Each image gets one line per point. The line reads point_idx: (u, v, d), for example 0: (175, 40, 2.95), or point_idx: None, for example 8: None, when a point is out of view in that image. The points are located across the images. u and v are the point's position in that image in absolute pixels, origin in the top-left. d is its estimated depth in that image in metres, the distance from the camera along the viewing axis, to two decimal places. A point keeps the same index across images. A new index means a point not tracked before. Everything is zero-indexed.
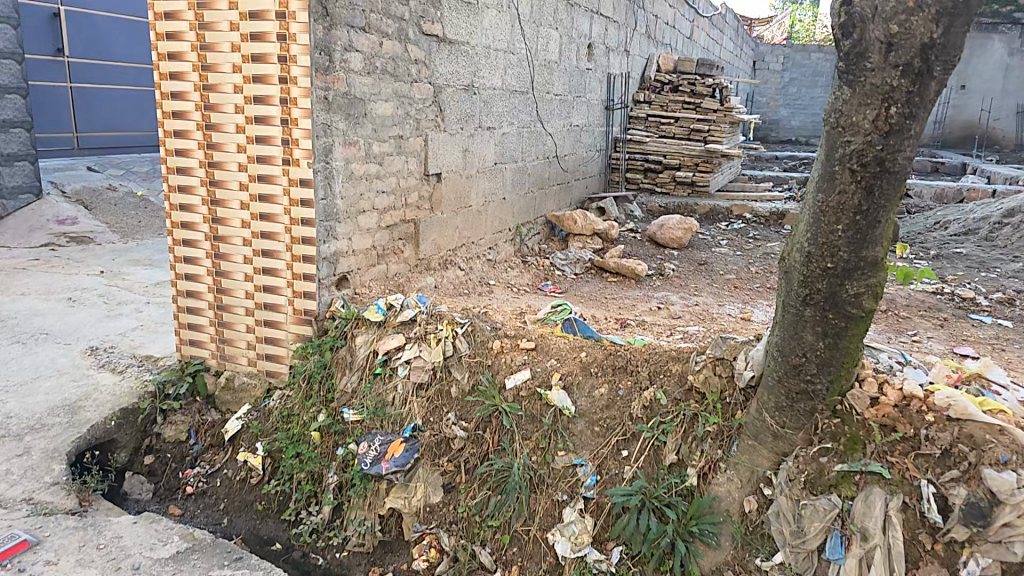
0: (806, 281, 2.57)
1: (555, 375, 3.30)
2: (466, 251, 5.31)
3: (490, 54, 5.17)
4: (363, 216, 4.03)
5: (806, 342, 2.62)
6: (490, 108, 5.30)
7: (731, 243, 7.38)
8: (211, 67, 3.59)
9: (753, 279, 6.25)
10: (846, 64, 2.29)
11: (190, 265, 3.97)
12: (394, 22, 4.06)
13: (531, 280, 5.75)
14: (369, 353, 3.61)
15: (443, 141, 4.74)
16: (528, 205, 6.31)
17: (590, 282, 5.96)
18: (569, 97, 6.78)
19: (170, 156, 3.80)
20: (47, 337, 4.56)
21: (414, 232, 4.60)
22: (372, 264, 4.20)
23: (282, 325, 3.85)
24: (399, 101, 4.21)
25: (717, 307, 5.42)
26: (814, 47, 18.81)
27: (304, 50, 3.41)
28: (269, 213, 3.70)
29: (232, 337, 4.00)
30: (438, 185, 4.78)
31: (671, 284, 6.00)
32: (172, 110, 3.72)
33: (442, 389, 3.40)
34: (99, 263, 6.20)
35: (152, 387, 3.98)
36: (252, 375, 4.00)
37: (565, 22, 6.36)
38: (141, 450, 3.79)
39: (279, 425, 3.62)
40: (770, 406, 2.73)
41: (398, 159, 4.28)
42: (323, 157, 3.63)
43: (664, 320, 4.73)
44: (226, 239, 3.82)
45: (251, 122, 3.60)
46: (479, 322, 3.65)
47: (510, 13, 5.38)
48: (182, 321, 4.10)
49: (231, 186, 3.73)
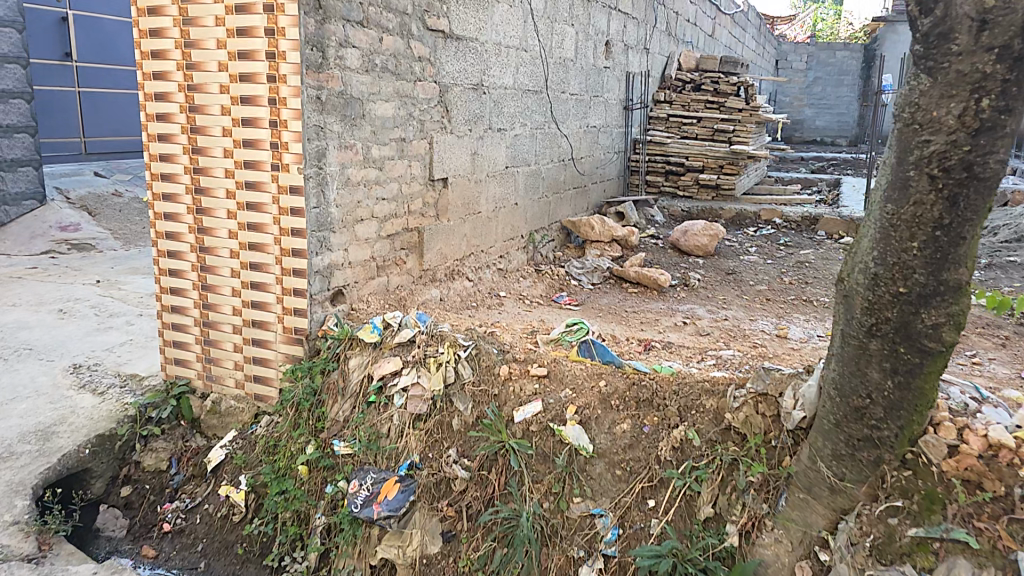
0: (871, 308, 2.18)
1: (569, 408, 2.93)
2: (475, 260, 4.93)
3: (501, 52, 4.79)
4: (361, 224, 3.67)
5: (872, 380, 2.24)
6: (501, 108, 4.91)
7: (761, 250, 6.91)
8: (195, 66, 3.22)
9: (786, 291, 5.81)
10: (924, 48, 1.88)
11: (174, 278, 3.56)
12: (395, 17, 3.70)
13: (545, 291, 5.35)
14: (363, 378, 3.22)
15: (451, 144, 4.37)
16: (542, 211, 5.92)
17: (610, 293, 5.55)
18: (586, 97, 6.38)
19: (153, 161, 3.42)
20: (30, 353, 4.00)
21: (418, 241, 4.24)
22: (371, 277, 3.84)
23: (271, 345, 3.45)
24: (400, 101, 3.85)
25: (748, 322, 5.01)
26: (841, 45, 18.16)
27: (294, 45, 3.05)
28: (257, 223, 3.32)
29: (219, 357, 3.58)
30: (445, 190, 4.41)
31: (696, 296, 5.58)
32: (157, 112, 3.34)
33: (442, 421, 3.02)
34: (97, 272, 5.64)
35: (133, 410, 3.51)
36: (240, 399, 3.57)
37: (582, 18, 5.98)
38: (118, 479, 3.35)
39: (264, 458, 3.24)
40: (826, 454, 2.37)
41: (400, 164, 3.93)
42: (316, 162, 3.26)
43: (690, 340, 4.30)
44: (212, 250, 3.43)
45: (237, 124, 3.22)
46: (486, 344, 3.28)
47: (522, 8, 4.99)
48: (165, 340, 3.68)
49: (217, 194, 3.34)
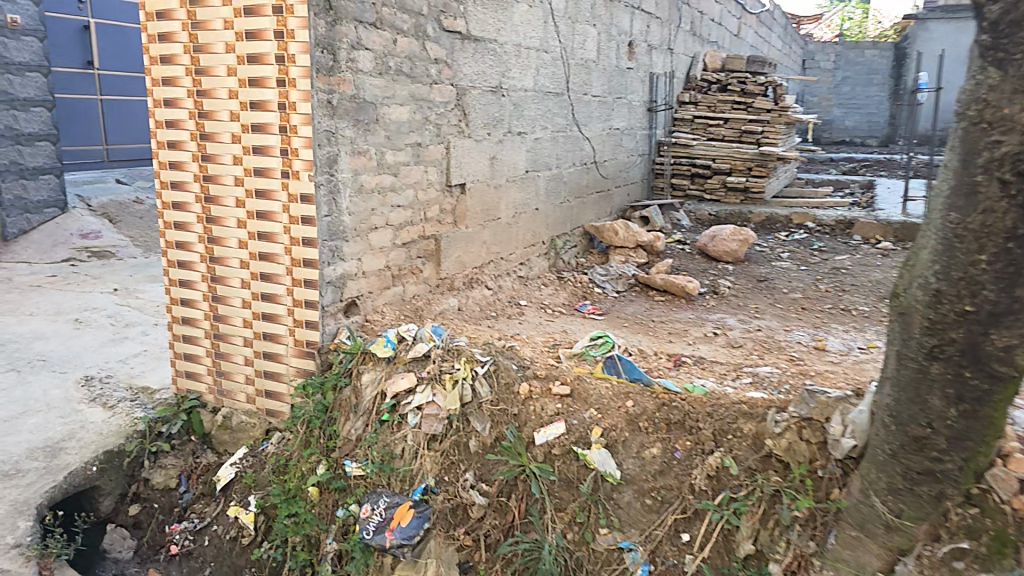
0: (933, 328, 1.95)
1: (594, 430, 2.75)
2: (495, 268, 4.77)
3: (520, 53, 4.62)
4: (375, 233, 3.53)
5: (933, 408, 2.01)
6: (521, 111, 4.74)
7: (794, 256, 6.64)
8: (204, 71, 3.10)
9: (823, 300, 5.59)
10: (991, 37, 1.65)
11: (185, 289, 3.45)
12: (410, 18, 3.56)
13: (568, 300, 5.16)
14: (376, 395, 3.06)
15: (469, 148, 4.21)
16: (564, 216, 5.73)
17: (636, 301, 5.34)
18: (609, 99, 6.18)
19: (163, 169, 3.31)
20: (44, 364, 3.93)
21: (435, 249, 4.08)
22: (386, 287, 3.69)
23: (282, 359, 3.32)
24: (416, 104, 3.70)
25: (783, 333, 4.84)
26: (870, 43, 17.64)
27: (303, 47, 2.92)
28: (268, 232, 3.19)
29: (230, 370, 3.46)
30: (463, 197, 4.26)
31: (727, 304, 5.36)
32: (166, 119, 3.23)
33: (459, 442, 2.85)
34: (116, 280, 5.60)
35: (143, 425, 3.40)
36: (251, 414, 3.45)
37: (604, 18, 5.79)
38: (127, 497, 3.25)
39: (274, 478, 3.09)
40: (880, 487, 2.16)
41: (416, 170, 3.78)
42: (328, 168, 3.12)
43: (721, 354, 4.07)
44: (223, 260, 3.31)
45: (247, 131, 3.09)
46: (505, 359, 3.10)
47: (543, 8, 4.82)
48: (176, 352, 3.57)
49: (227, 202, 3.22)
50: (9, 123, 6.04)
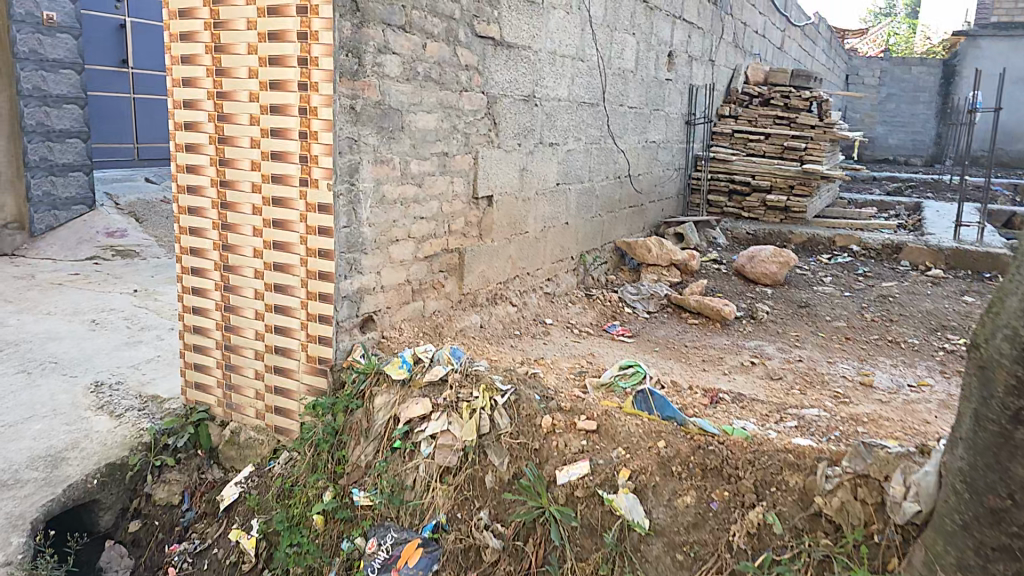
0: (1019, 386, 1.66)
1: (622, 472, 2.52)
2: (520, 283, 4.56)
3: (556, 61, 4.43)
4: (396, 245, 3.36)
5: (1016, 478, 1.71)
6: (554, 121, 4.54)
7: (837, 281, 6.30)
8: (225, 72, 2.97)
9: (869, 330, 5.25)
10: None
11: (198, 297, 3.32)
12: (441, 22, 3.40)
13: (596, 319, 4.92)
14: (388, 420, 2.87)
15: (498, 159, 4.03)
16: (595, 231, 5.50)
17: (667, 323, 5.08)
18: (647, 111, 5.94)
19: (180, 173, 3.18)
20: (55, 367, 3.86)
21: (458, 263, 3.89)
22: (405, 302, 3.50)
23: (294, 375, 3.16)
24: (444, 112, 3.52)
25: (825, 365, 4.54)
26: (917, 60, 17.02)
27: (327, 50, 2.76)
28: (283, 242, 3.04)
29: (240, 384, 3.32)
30: (490, 210, 4.07)
31: (765, 331, 5.06)
32: (185, 121, 3.10)
33: (474, 476, 2.64)
34: (136, 280, 5.57)
35: (148, 437, 3.28)
36: (260, 430, 3.30)
37: (645, 27, 5.56)
38: (128, 512, 3.14)
39: (279, 502, 2.93)
40: (950, 563, 1.89)
41: (441, 180, 3.60)
42: (348, 177, 2.97)
43: (759, 390, 3.79)
44: (237, 269, 3.17)
45: (266, 135, 2.95)
46: (527, 389, 2.88)
47: (581, 15, 4.62)
48: (186, 361, 3.45)
49: (243, 209, 3.08)
50: (40, 119, 6.07)
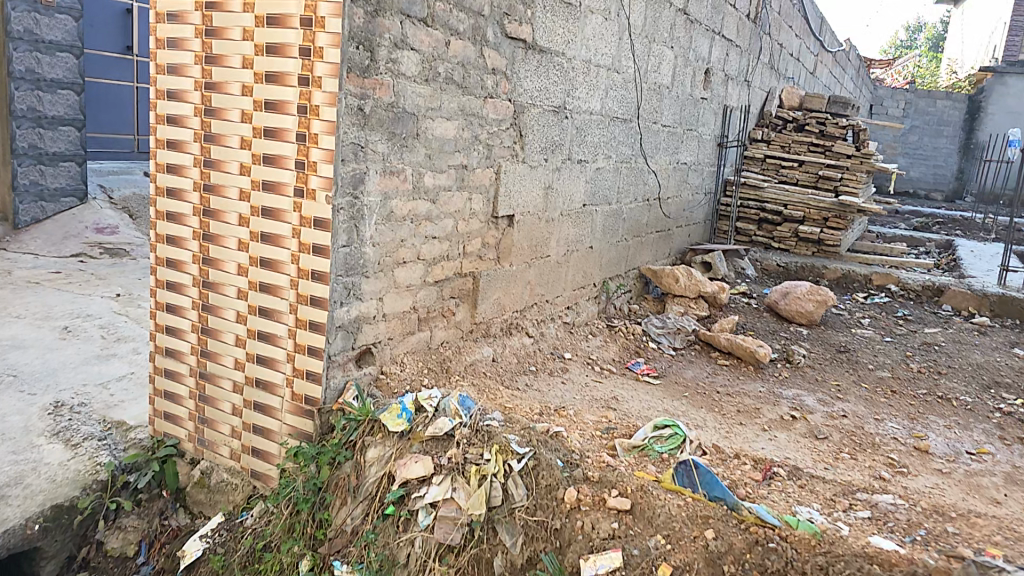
0: None
1: (662, 568, 2.06)
2: (538, 312, 4.12)
3: (590, 71, 4.01)
4: (402, 268, 2.93)
5: None
6: (583, 137, 4.12)
7: (876, 324, 5.83)
8: (216, 60, 2.53)
9: (915, 382, 4.78)
10: None
11: (173, 315, 2.88)
12: (467, 17, 2.99)
13: (618, 355, 4.46)
14: (381, 480, 2.41)
15: (522, 175, 3.60)
16: (620, 256, 5.06)
17: (695, 363, 4.62)
18: (680, 130, 5.51)
19: (160, 173, 2.75)
20: (11, 382, 3.43)
21: (472, 289, 3.46)
22: (409, 333, 3.06)
23: (275, 413, 2.72)
24: (465, 120, 3.10)
25: (873, 424, 4.06)
26: (943, 94, 16.52)
27: (333, 40, 2.34)
28: (272, 259, 2.61)
29: (215, 418, 2.88)
30: (510, 230, 3.63)
31: (802, 378, 4.60)
32: (168, 114, 2.67)
33: (480, 558, 2.19)
34: (121, 282, 5.17)
35: (105, 474, 2.81)
36: (233, 473, 2.86)
37: (684, 41, 5.14)
38: (73, 563, 2.71)
39: (248, 566, 2.50)
40: None
41: (458, 197, 3.17)
42: (352, 189, 2.56)
43: (803, 459, 3.31)
44: (218, 287, 2.74)
45: (258, 136, 2.52)
46: (548, 452, 2.42)
47: (619, 22, 4.19)
48: (156, 387, 3.01)
49: (228, 219, 2.65)
50: (31, 104, 5.71)
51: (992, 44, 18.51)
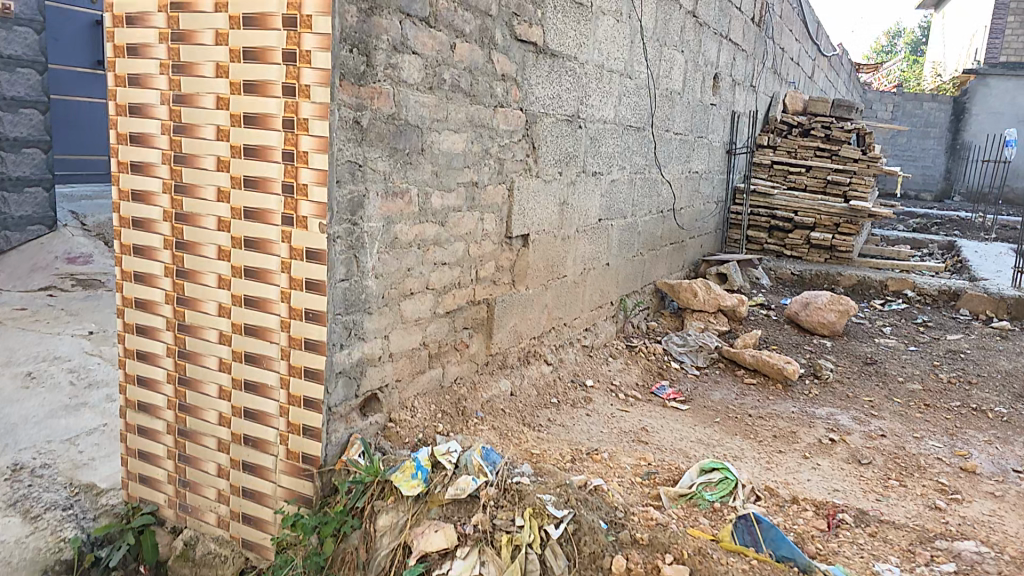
0: None
1: None
2: (556, 336, 3.81)
3: (602, 76, 3.73)
4: (410, 300, 2.61)
5: None
6: (597, 147, 3.83)
7: (897, 332, 5.59)
8: (185, 68, 2.20)
9: (948, 394, 4.51)
10: None
11: (145, 363, 2.54)
12: (473, 18, 2.70)
13: (640, 379, 4.15)
14: (395, 554, 2.08)
15: (536, 191, 3.31)
16: (635, 272, 4.77)
17: (720, 382, 4.34)
18: (690, 137, 5.25)
19: (124, 201, 2.41)
20: None
21: (486, 318, 3.14)
22: (420, 372, 2.74)
23: (268, 475, 2.37)
24: (474, 132, 2.81)
25: (913, 442, 3.78)
26: (928, 96, 16.53)
27: (323, 42, 2.02)
28: (258, 298, 2.27)
29: (198, 480, 2.53)
30: (524, 251, 3.32)
31: (832, 396, 4.32)
32: (131, 133, 2.33)
33: None
34: (95, 318, 4.78)
35: (70, 553, 2.46)
36: (222, 543, 2.51)
37: (693, 44, 4.90)
38: None
39: None
40: None
41: (468, 218, 2.87)
42: (349, 215, 2.24)
43: (854, 492, 3.00)
44: (197, 330, 2.40)
45: (238, 155, 2.18)
46: (590, 513, 2.11)
47: (631, 24, 3.93)
48: (129, 446, 2.65)
49: (205, 252, 2.31)
50: None
51: (972, 47, 18.62)
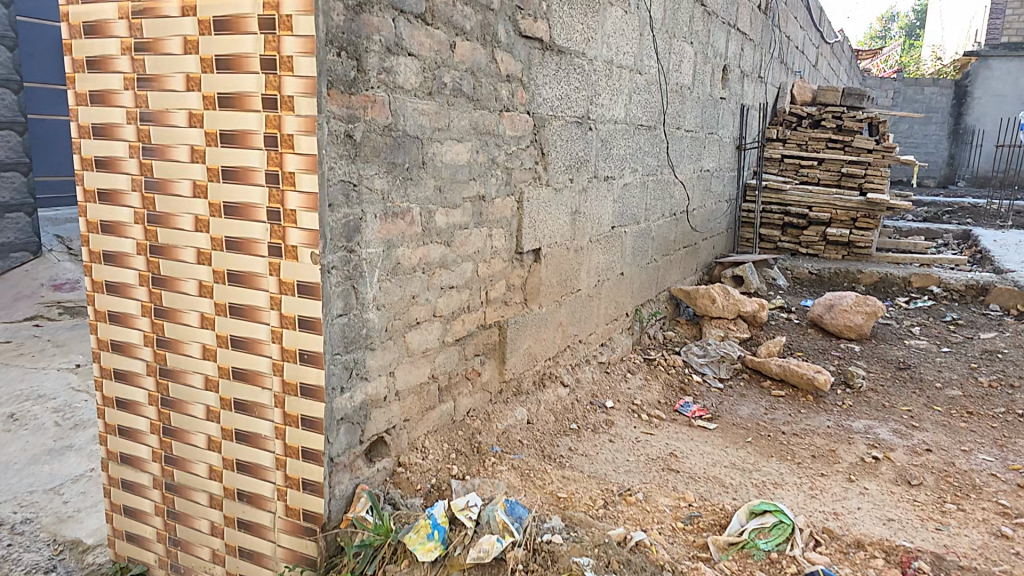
0: None
1: None
2: (571, 354, 3.54)
3: (612, 73, 3.46)
4: (415, 330, 2.35)
5: None
6: (609, 149, 3.57)
7: (927, 332, 5.31)
8: (152, 82, 1.94)
9: (992, 398, 4.22)
10: None
11: (126, 412, 2.27)
12: (474, 13, 2.43)
13: (663, 396, 3.88)
14: None
15: (547, 201, 3.05)
16: (650, 280, 4.51)
17: (747, 395, 4.07)
18: (702, 134, 4.98)
19: (93, 233, 2.15)
20: None
21: (498, 341, 2.88)
22: (430, 408, 2.48)
23: (267, 534, 2.11)
24: (479, 140, 2.54)
25: (962, 456, 3.47)
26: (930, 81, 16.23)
27: (306, 45, 1.76)
28: (246, 338, 2.01)
29: (190, 539, 2.26)
30: (537, 266, 3.06)
31: (868, 406, 4.05)
32: (96, 157, 2.08)
33: None
34: (82, 348, 4.53)
35: None
36: None
37: (702, 35, 4.63)
38: None
39: None
40: None
41: (477, 236, 2.61)
42: (345, 242, 1.98)
43: (911, 520, 2.71)
44: (180, 374, 2.13)
45: (216, 179, 1.92)
46: None
47: (640, 16, 3.67)
48: (113, 502, 2.38)
49: (186, 289, 2.05)
50: None
51: (972, 29, 18.33)
